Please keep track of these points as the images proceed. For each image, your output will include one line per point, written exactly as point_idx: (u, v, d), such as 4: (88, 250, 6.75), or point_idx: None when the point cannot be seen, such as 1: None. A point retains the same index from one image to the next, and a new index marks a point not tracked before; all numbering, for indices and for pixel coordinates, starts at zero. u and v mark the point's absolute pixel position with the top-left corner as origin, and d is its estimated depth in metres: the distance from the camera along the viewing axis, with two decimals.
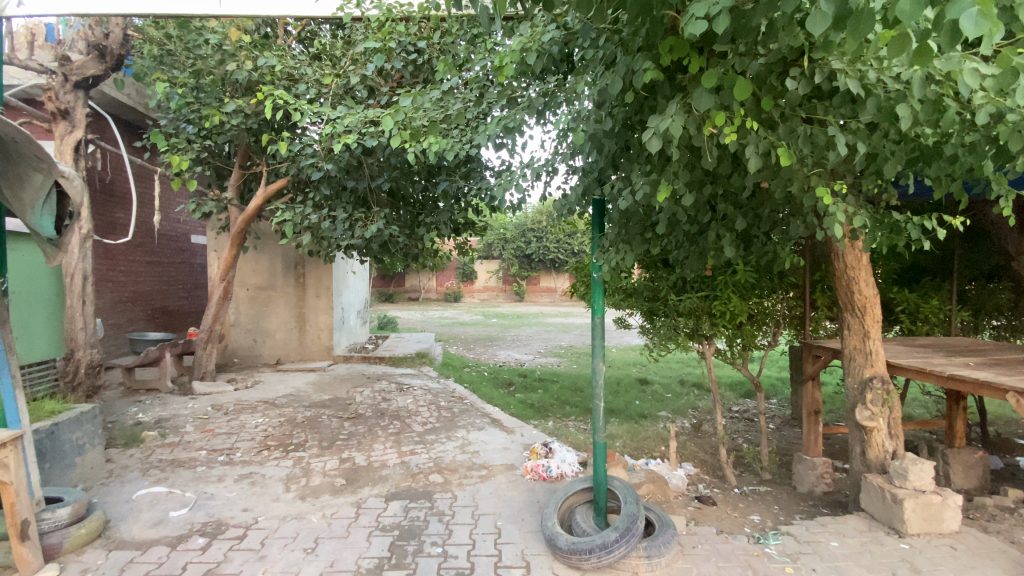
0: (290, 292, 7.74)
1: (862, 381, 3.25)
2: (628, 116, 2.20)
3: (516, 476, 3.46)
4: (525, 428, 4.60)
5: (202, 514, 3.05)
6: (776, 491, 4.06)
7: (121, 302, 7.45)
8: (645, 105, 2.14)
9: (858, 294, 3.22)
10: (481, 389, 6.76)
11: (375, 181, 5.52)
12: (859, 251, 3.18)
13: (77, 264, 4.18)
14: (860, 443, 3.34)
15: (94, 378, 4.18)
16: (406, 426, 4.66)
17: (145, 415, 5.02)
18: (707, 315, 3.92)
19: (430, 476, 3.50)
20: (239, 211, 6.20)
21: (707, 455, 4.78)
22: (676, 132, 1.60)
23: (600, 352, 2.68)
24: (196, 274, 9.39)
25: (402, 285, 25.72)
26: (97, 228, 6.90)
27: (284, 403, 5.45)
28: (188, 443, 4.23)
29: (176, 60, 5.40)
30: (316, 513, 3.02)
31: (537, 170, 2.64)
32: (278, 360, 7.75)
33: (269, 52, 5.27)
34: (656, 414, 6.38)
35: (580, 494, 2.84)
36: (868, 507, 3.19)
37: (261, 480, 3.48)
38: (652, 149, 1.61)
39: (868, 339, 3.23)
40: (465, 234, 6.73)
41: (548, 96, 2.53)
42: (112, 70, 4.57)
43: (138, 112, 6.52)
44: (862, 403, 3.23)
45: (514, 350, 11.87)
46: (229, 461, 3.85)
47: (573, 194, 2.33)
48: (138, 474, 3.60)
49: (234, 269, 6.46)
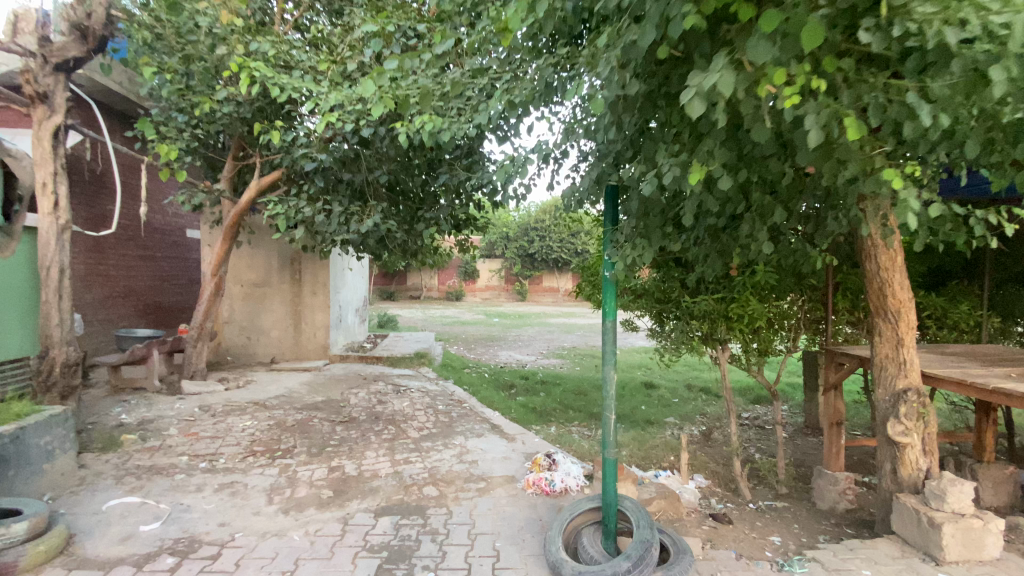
0: (286, 288, 7.51)
1: (895, 393, 2.98)
2: (654, 86, 1.95)
3: (517, 490, 3.20)
4: (526, 435, 4.36)
5: (175, 529, 2.80)
6: (795, 507, 3.80)
7: (111, 298, 7.24)
8: (676, 72, 1.89)
9: (892, 297, 2.95)
10: (481, 391, 6.51)
11: (372, 173, 5.32)
12: (894, 250, 2.91)
13: (52, 256, 3.97)
14: (890, 460, 3.07)
15: (71, 378, 3.94)
16: (401, 432, 4.41)
17: (128, 416, 4.79)
18: (723, 318, 3.67)
19: (424, 488, 3.24)
20: (231, 203, 5.97)
21: (718, 466, 4.51)
22: (725, 89, 1.34)
23: (611, 358, 2.42)
24: (191, 269, 9.19)
25: (404, 283, 25.50)
26: (85, 220, 6.68)
27: (275, 405, 5.21)
28: (168, 447, 3.99)
29: (166, 45, 5.18)
30: (298, 530, 2.77)
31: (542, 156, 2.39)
32: (272, 359, 7.52)
33: (263, 36, 5.03)
34: (663, 420, 6.13)
35: (587, 515, 2.58)
36: (900, 530, 2.92)
37: (242, 491, 3.23)
38: (693, 111, 1.35)
39: (903, 348, 2.95)
40: (467, 231, 6.48)
41: (560, 66, 2.28)
42: (96, 52, 4.34)
43: (130, 101, 6.29)
44: (895, 417, 2.97)
45: (515, 351, 11.61)
46: (210, 469, 3.61)
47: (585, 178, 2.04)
48: (111, 482, 3.36)
49: (227, 263, 6.22)
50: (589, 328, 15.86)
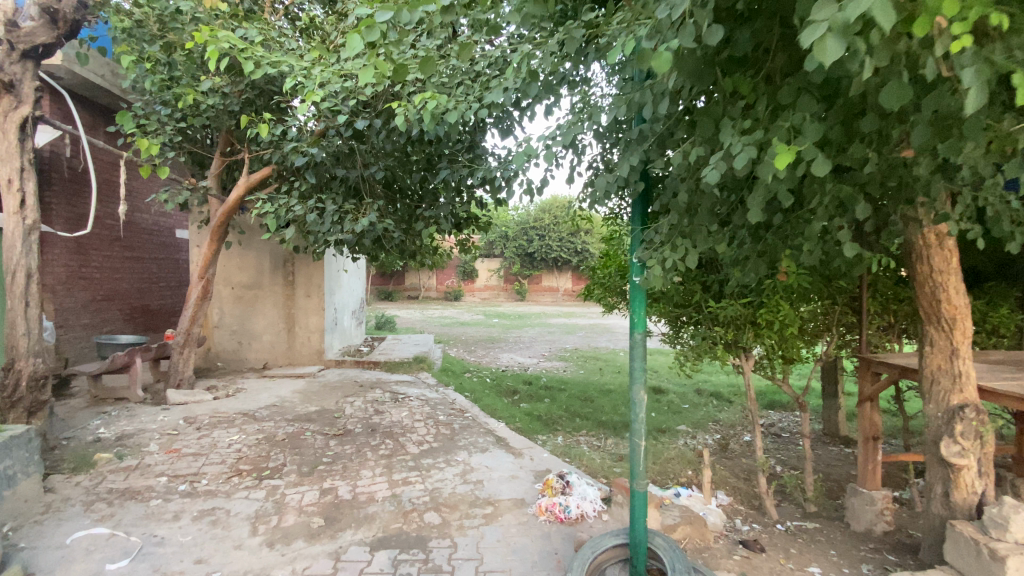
0: (278, 291, 7.19)
1: (950, 410, 2.69)
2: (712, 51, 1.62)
3: (528, 517, 2.90)
4: (534, 449, 4.07)
5: (145, 567, 2.49)
6: (828, 529, 3.51)
7: (95, 301, 6.91)
8: (741, 32, 1.55)
9: (945, 303, 2.66)
10: (484, 398, 6.20)
11: (367, 169, 4.98)
12: (947, 251, 2.63)
13: (18, 259, 3.65)
14: (941, 482, 2.79)
15: (39, 392, 3.62)
16: (400, 447, 4.09)
17: (106, 431, 4.47)
18: (750, 324, 3.37)
19: (425, 515, 2.93)
20: (219, 202, 5.65)
21: (739, 481, 4.22)
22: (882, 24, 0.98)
23: (640, 375, 2.12)
24: (180, 271, 8.85)
25: (402, 284, 25.16)
26: (66, 220, 6.35)
27: (265, 416, 4.89)
28: (146, 467, 3.68)
29: (146, 33, 4.85)
30: (283, 568, 2.45)
31: (563, 143, 2.08)
32: (265, 365, 7.20)
33: (250, 23, 4.71)
34: (675, 428, 5.83)
35: (612, 552, 2.26)
36: (954, 561, 2.62)
37: (223, 520, 2.92)
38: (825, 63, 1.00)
39: (957, 359, 2.67)
40: (467, 230, 6.16)
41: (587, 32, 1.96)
42: (67, 38, 4.01)
43: (114, 95, 6.08)
44: (950, 436, 2.68)
45: (516, 353, 11.29)
46: (190, 492, 3.29)
47: (621, 166, 1.73)
48: (79, 509, 3.05)
49: (215, 265, 5.90)
50: (591, 328, 15.56)
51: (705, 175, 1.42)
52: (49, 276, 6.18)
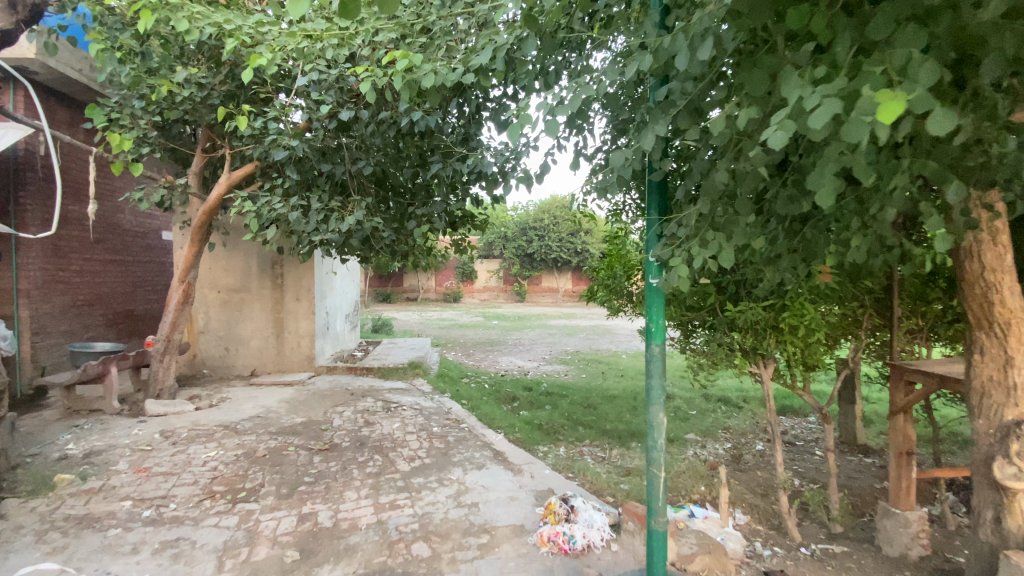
0: (266, 294, 6.88)
1: (1003, 427, 2.38)
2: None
3: (528, 548, 2.60)
4: (535, 465, 3.76)
5: None
6: (858, 553, 3.21)
7: (74, 306, 6.59)
8: None
9: (999, 307, 2.36)
10: (482, 405, 5.88)
11: (355, 164, 4.67)
12: (1002, 248, 2.33)
13: None
14: (992, 506, 2.48)
15: None
16: (389, 463, 3.78)
17: (75, 447, 4.17)
18: (772, 330, 3.06)
19: (413, 546, 2.63)
20: (201, 201, 5.34)
21: (756, 497, 3.92)
22: None
23: (659, 396, 1.83)
24: (167, 274, 8.55)
25: (400, 285, 24.84)
26: (44, 221, 6.05)
27: (247, 429, 4.59)
28: (111, 489, 3.37)
29: (119, 21, 4.54)
30: None
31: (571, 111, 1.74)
32: (253, 372, 6.89)
33: (229, 8, 4.41)
34: (684, 437, 5.53)
35: None
36: None
37: (188, 553, 2.61)
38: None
39: (1012, 370, 2.36)
40: (463, 229, 5.87)
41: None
42: (27, 23, 3.70)
43: (91, 89, 5.80)
44: (1004, 456, 2.37)
45: (516, 356, 10.97)
46: (155, 519, 2.98)
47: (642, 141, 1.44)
48: (29, 540, 2.73)
49: (197, 268, 5.60)
50: (591, 330, 15.24)
51: (761, 141, 1.12)
52: (24, 280, 5.86)
